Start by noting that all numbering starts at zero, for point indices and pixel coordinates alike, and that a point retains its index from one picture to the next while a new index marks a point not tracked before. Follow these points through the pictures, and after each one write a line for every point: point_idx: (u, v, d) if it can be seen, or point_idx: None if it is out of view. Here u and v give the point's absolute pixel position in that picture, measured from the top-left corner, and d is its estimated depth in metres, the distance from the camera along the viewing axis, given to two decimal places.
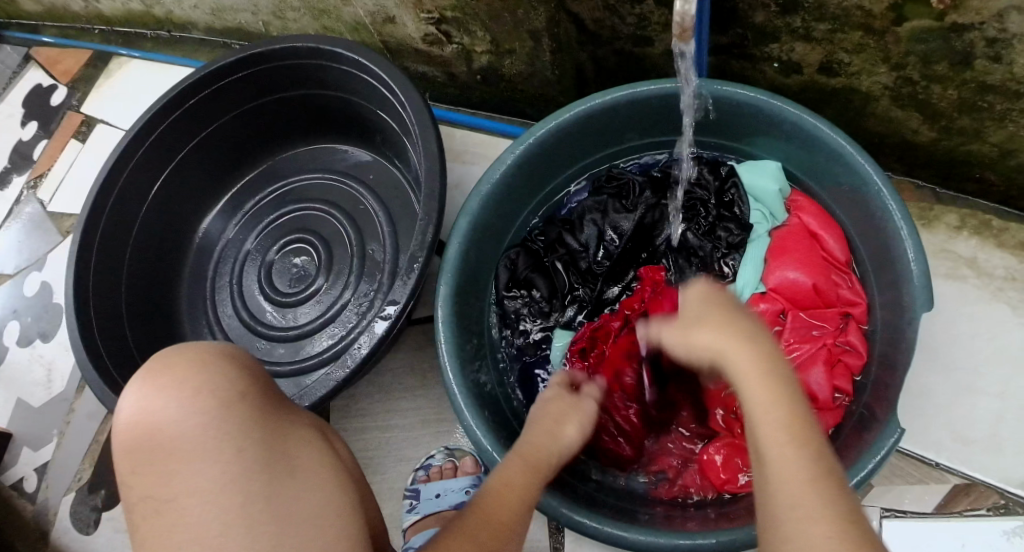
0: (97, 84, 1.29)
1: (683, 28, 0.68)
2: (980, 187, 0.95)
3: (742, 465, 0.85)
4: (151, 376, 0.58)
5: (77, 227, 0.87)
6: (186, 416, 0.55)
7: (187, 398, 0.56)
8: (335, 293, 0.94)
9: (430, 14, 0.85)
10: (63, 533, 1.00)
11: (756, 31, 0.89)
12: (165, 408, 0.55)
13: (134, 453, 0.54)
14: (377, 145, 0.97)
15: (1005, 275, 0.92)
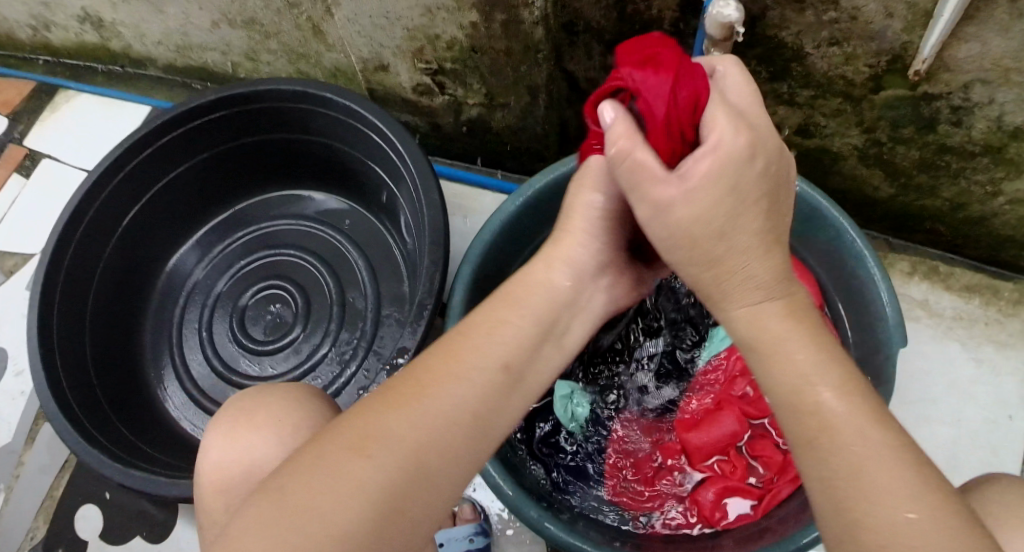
0: (41, 116, 1.26)
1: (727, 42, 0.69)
2: (929, 236, 1.13)
3: (732, 503, 0.93)
4: (240, 417, 0.69)
5: (44, 255, 0.95)
6: (264, 449, 0.66)
7: (278, 435, 0.67)
8: (314, 343, 1.01)
9: (428, 64, 0.93)
10: None
11: (773, 70, 0.92)
12: (257, 446, 0.66)
13: (228, 489, 0.66)
14: (353, 188, 1.05)
15: (953, 316, 1.12)
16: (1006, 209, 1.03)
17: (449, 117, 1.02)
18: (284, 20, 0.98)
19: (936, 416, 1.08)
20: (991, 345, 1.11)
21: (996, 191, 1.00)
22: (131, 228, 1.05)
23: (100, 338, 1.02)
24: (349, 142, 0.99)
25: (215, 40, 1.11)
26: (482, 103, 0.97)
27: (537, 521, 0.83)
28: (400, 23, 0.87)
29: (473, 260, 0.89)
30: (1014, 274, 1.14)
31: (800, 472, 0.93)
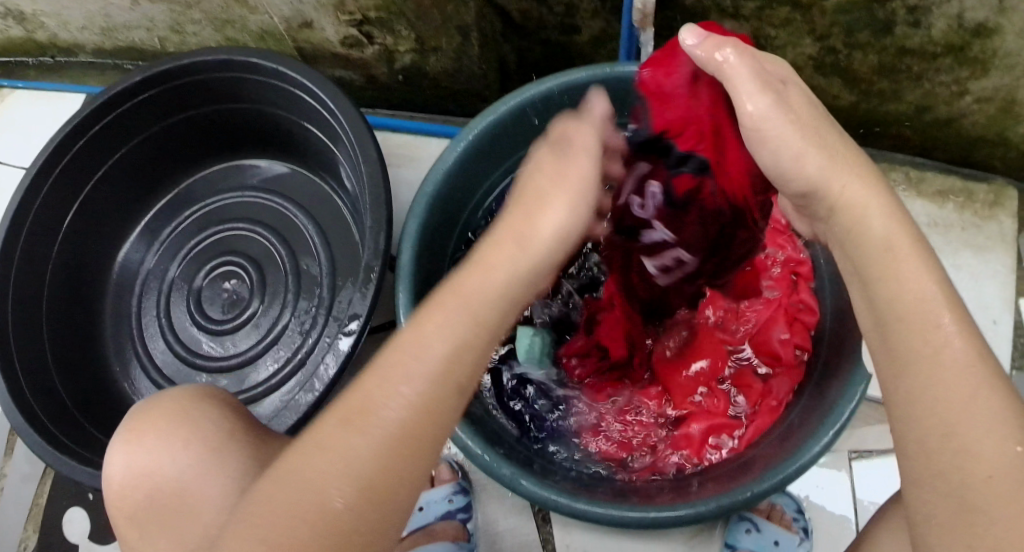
0: None
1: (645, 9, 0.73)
2: (897, 142, 1.09)
3: (719, 438, 0.90)
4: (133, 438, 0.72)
5: None
6: (164, 464, 0.70)
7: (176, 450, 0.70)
8: (272, 315, 0.98)
9: (352, 15, 0.89)
10: None
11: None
12: (158, 462, 0.70)
13: (152, 504, 0.69)
14: (294, 152, 1.02)
15: (927, 222, 1.09)
16: (974, 108, 0.99)
17: (382, 67, 0.98)
18: None
19: None
20: (969, 249, 1.08)
21: (962, 91, 0.96)
22: (76, 225, 1.01)
23: (60, 340, 1.00)
24: (282, 106, 0.95)
25: (137, 17, 1.07)
26: (414, 49, 0.92)
27: (508, 478, 0.80)
28: None
29: (419, 214, 0.86)
30: (987, 175, 1.11)
31: (781, 398, 0.90)
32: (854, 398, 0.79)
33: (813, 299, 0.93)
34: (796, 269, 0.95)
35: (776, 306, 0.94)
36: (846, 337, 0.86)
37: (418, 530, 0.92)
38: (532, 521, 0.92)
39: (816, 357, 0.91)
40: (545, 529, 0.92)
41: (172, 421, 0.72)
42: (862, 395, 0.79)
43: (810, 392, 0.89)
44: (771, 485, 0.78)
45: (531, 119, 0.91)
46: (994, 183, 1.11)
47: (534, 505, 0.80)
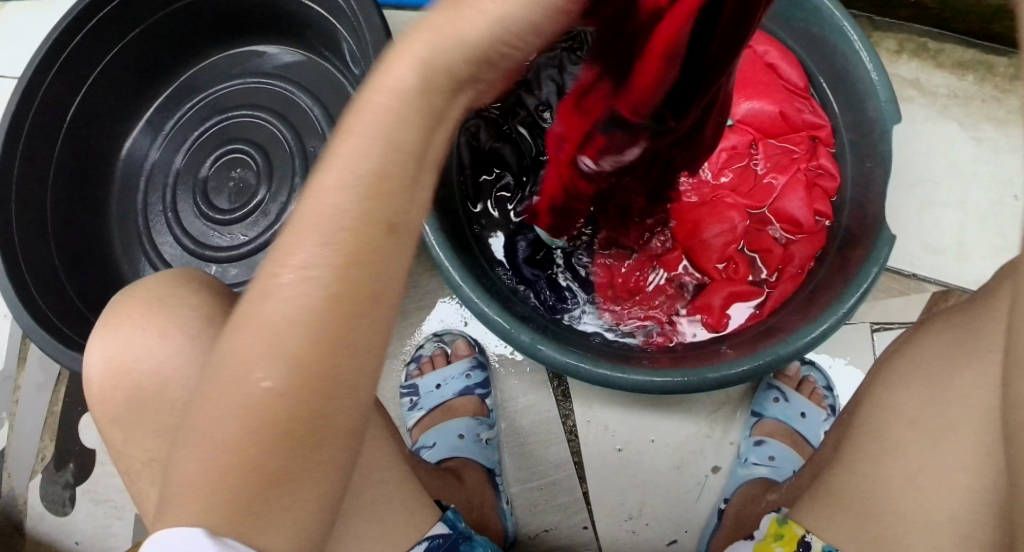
0: None
1: None
2: (916, 11, 1.04)
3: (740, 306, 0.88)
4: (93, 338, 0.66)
5: None
6: (141, 349, 0.63)
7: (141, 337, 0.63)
8: (279, 200, 0.97)
9: None
10: (39, 516, 1.06)
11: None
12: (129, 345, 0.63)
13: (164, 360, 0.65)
14: (294, 35, 0.99)
15: (948, 93, 1.05)
16: None
17: None
18: None
19: (940, 199, 1.01)
20: (989, 123, 1.05)
21: None
22: (75, 120, 0.98)
23: (64, 237, 0.97)
24: None
25: None
26: None
27: (528, 344, 0.76)
28: None
29: None
30: (1008, 48, 1.07)
31: (801, 264, 0.89)
32: (882, 251, 0.78)
33: (833, 164, 0.91)
34: (814, 135, 0.92)
35: (797, 170, 0.92)
36: (872, 205, 0.84)
37: (435, 408, 0.89)
38: (552, 398, 0.90)
39: (837, 224, 0.90)
40: (566, 405, 0.89)
41: (173, 287, 0.65)
42: (886, 259, 0.78)
43: (832, 256, 0.87)
44: (797, 347, 0.76)
45: None
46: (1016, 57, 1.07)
47: (555, 371, 0.77)
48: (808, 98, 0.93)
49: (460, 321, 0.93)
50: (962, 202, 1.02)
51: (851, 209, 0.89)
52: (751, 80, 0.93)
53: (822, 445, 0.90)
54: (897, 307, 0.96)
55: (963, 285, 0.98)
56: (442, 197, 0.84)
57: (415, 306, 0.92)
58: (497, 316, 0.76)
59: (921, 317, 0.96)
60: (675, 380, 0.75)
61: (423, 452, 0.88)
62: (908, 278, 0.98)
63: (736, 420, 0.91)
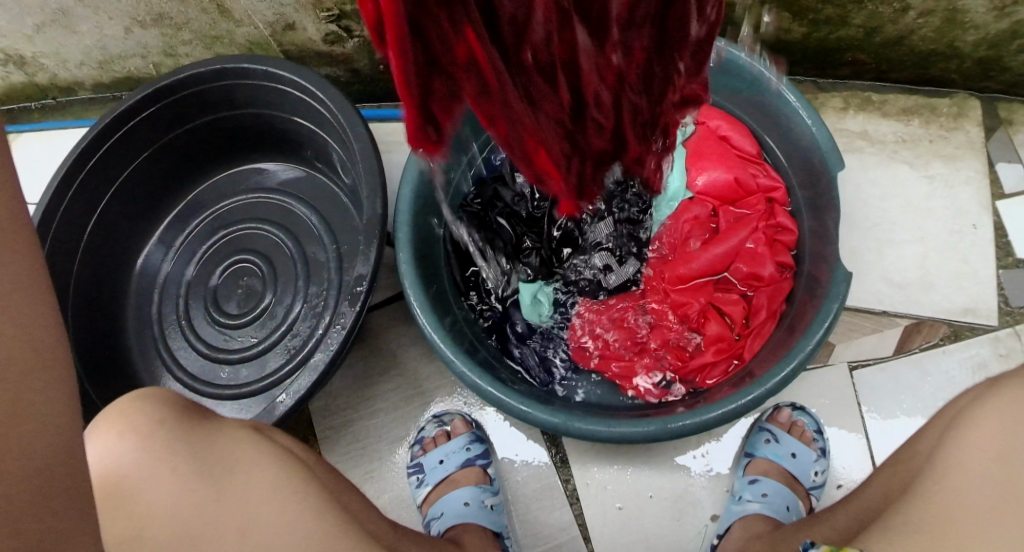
0: None
1: None
2: (855, 68, 1.14)
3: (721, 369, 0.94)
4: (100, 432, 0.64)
5: None
6: (114, 457, 0.62)
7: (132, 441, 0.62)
8: (285, 304, 1.05)
9: (330, 12, 0.98)
10: None
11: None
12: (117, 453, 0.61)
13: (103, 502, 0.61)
14: (290, 151, 1.11)
15: (896, 140, 1.13)
16: (920, 23, 1.05)
17: (365, 59, 1.08)
18: (188, 7, 1.03)
19: (901, 237, 1.07)
20: (939, 160, 1.12)
21: (905, 7, 1.02)
22: (95, 239, 1.05)
23: (86, 348, 1.02)
24: (277, 106, 1.03)
25: (132, 46, 1.15)
26: None
27: (520, 409, 0.80)
28: None
29: (410, 183, 0.91)
30: (946, 89, 1.17)
31: (771, 307, 0.95)
32: (840, 285, 0.85)
33: (790, 220, 0.99)
34: (769, 196, 1.01)
35: (759, 228, 0.98)
36: (826, 247, 0.92)
37: (440, 481, 0.92)
38: (552, 466, 0.95)
39: (799, 272, 0.96)
40: (565, 470, 0.95)
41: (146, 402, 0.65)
42: (845, 294, 0.85)
43: (799, 297, 0.94)
44: (779, 383, 0.81)
45: None
46: (956, 97, 1.16)
47: (538, 428, 0.80)
48: (760, 164, 1.03)
49: (460, 403, 0.99)
50: (922, 238, 1.08)
51: (810, 252, 0.96)
52: (707, 155, 1.03)
53: (814, 483, 0.93)
54: (871, 344, 1.02)
55: (933, 317, 1.04)
56: (432, 290, 0.90)
57: (416, 390, 0.99)
58: (485, 383, 0.81)
59: (898, 350, 1.02)
60: (644, 431, 0.79)
61: (433, 523, 0.91)
62: (880, 315, 1.04)
63: (729, 464, 0.95)
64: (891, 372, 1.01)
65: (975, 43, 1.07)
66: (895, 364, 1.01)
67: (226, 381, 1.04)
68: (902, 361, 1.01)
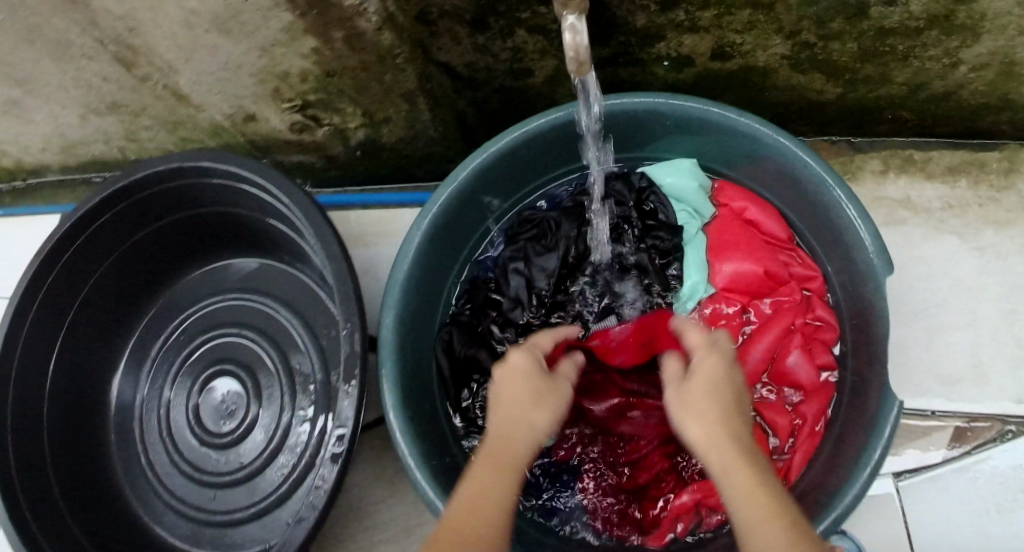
0: None
1: (579, 61, 0.68)
2: (895, 125, 1.02)
3: None
4: None
5: None
6: None
7: None
8: (273, 420, 0.98)
9: (292, 102, 0.88)
10: None
11: (639, 36, 0.88)
12: None
13: None
14: (263, 248, 1.02)
15: (941, 206, 1.01)
16: (971, 77, 0.91)
17: (339, 146, 0.98)
18: (143, 95, 0.94)
19: (950, 322, 0.97)
20: (991, 227, 1.00)
21: (955, 62, 0.88)
22: (63, 355, 0.97)
23: (68, 479, 0.95)
24: (244, 206, 0.94)
25: (92, 132, 1.05)
26: (365, 123, 0.93)
27: None
28: (243, 69, 0.82)
29: (393, 308, 0.81)
30: (997, 141, 1.04)
31: (815, 423, 0.84)
32: (889, 410, 0.74)
33: (830, 315, 0.88)
34: (805, 287, 0.90)
35: (796, 326, 0.88)
36: (876, 347, 0.81)
37: None
38: None
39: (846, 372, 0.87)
40: None
41: None
42: (898, 415, 0.74)
43: (846, 408, 0.84)
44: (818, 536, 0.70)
45: (498, 172, 0.88)
46: (1006, 149, 1.03)
47: None
48: (792, 249, 0.92)
49: None
50: (972, 322, 0.97)
51: (854, 351, 0.85)
52: (731, 243, 0.92)
53: None
54: (918, 451, 0.93)
55: (986, 413, 0.94)
56: (423, 428, 0.81)
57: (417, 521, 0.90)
58: None
59: (949, 456, 0.93)
60: None
61: None
62: (928, 417, 0.94)
63: None
64: (943, 485, 0.92)
65: None
66: (944, 472, 0.92)
67: (216, 504, 0.98)
68: (954, 469, 0.92)
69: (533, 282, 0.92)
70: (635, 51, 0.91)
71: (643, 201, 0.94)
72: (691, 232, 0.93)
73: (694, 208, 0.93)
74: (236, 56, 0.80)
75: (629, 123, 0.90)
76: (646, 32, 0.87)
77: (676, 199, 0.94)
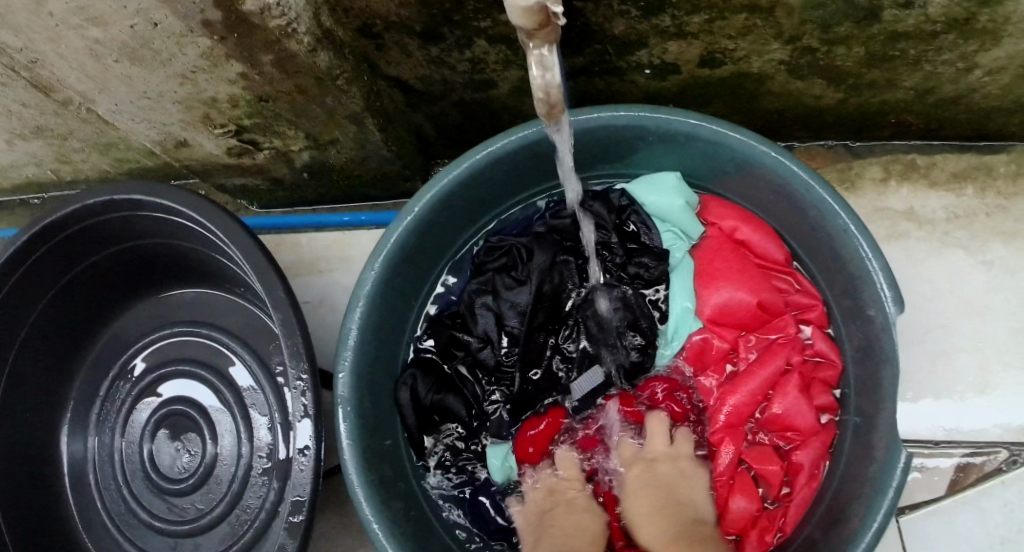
0: None
1: (550, 103, 0.64)
2: (898, 129, 0.93)
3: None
4: None
5: None
6: None
7: None
8: (231, 466, 0.92)
9: (224, 127, 0.79)
10: None
11: (617, 44, 0.79)
12: None
13: None
14: (211, 280, 0.95)
15: (948, 217, 0.93)
16: (986, 81, 0.82)
17: (283, 168, 0.89)
18: (66, 118, 0.85)
19: (954, 345, 0.90)
20: (999, 239, 0.92)
21: (970, 67, 0.79)
22: (7, 405, 0.89)
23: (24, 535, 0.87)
24: (184, 239, 0.86)
25: (20, 155, 0.96)
26: (309, 146, 0.84)
27: None
28: (166, 97, 0.73)
29: (347, 358, 0.74)
30: (1002, 143, 0.95)
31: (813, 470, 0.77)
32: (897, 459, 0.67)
33: (830, 347, 0.81)
34: (804, 315, 0.83)
35: (794, 360, 0.81)
36: (878, 384, 0.73)
37: None
38: None
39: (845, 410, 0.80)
40: None
41: None
42: (908, 463, 0.68)
43: (848, 451, 0.76)
44: None
45: (461, 198, 0.80)
46: (1015, 152, 0.95)
47: None
48: (789, 273, 0.85)
49: None
50: (978, 344, 0.90)
51: (856, 388, 0.78)
52: (722, 268, 0.84)
53: None
54: (919, 484, 0.87)
55: (990, 440, 0.87)
56: (386, 486, 0.75)
57: None
58: None
59: (952, 489, 0.86)
60: None
61: None
62: (931, 447, 0.87)
63: None
64: (949, 520, 0.85)
65: None
66: (948, 506, 0.86)
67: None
68: (960, 502, 0.85)
69: (503, 316, 0.85)
70: (613, 59, 0.82)
71: (624, 224, 0.88)
72: (677, 256, 0.86)
73: (682, 229, 0.87)
74: (155, 83, 0.71)
75: (610, 137, 0.81)
76: (626, 40, 0.78)
77: (661, 219, 0.87)
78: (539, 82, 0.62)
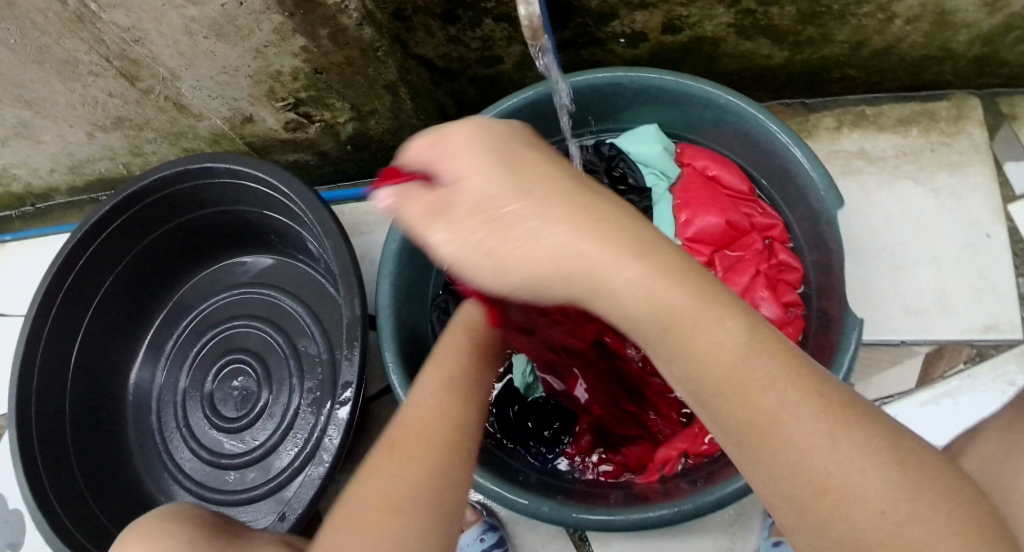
0: None
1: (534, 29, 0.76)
2: (844, 84, 1.09)
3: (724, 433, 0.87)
4: None
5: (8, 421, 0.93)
6: None
7: None
8: (281, 402, 1.03)
9: (285, 100, 0.96)
10: None
11: (595, 17, 0.95)
12: None
13: None
14: (262, 244, 1.09)
15: (896, 154, 1.07)
16: (909, 29, 0.98)
17: (330, 141, 1.07)
18: (146, 108, 1.00)
19: (912, 258, 1.03)
20: (944, 170, 1.06)
21: (890, 17, 0.95)
22: (81, 357, 1.02)
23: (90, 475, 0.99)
24: (242, 201, 1.00)
25: (98, 149, 1.12)
26: (353, 117, 1.01)
27: (519, 502, 0.77)
28: (239, 71, 0.90)
29: (387, 277, 0.88)
30: (944, 92, 1.10)
31: None
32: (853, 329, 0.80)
33: (793, 258, 0.95)
34: (768, 234, 0.97)
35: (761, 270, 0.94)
36: (835, 284, 0.88)
37: None
38: (569, 542, 0.94)
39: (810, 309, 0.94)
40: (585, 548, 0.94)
41: None
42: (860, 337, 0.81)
43: (814, 340, 0.90)
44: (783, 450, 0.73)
45: None
46: (952, 98, 1.10)
47: (532, 519, 0.77)
48: (753, 201, 0.98)
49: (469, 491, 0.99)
50: (933, 258, 1.03)
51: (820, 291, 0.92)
52: (696, 198, 0.98)
53: None
54: (891, 380, 0.99)
55: (952, 338, 0.99)
56: None
57: None
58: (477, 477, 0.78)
59: (922, 382, 0.98)
60: (664, 512, 0.74)
61: None
62: (898, 346, 1.00)
63: (755, 527, 0.92)
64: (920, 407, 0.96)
65: (969, 42, 1.00)
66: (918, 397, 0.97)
67: (232, 484, 1.03)
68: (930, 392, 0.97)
69: None
70: (592, 31, 0.98)
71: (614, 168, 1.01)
72: (659, 192, 1.00)
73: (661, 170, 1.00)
74: (233, 59, 0.88)
75: (594, 96, 0.97)
76: (601, 13, 0.94)
77: (644, 163, 1.01)
78: (524, 14, 0.75)
